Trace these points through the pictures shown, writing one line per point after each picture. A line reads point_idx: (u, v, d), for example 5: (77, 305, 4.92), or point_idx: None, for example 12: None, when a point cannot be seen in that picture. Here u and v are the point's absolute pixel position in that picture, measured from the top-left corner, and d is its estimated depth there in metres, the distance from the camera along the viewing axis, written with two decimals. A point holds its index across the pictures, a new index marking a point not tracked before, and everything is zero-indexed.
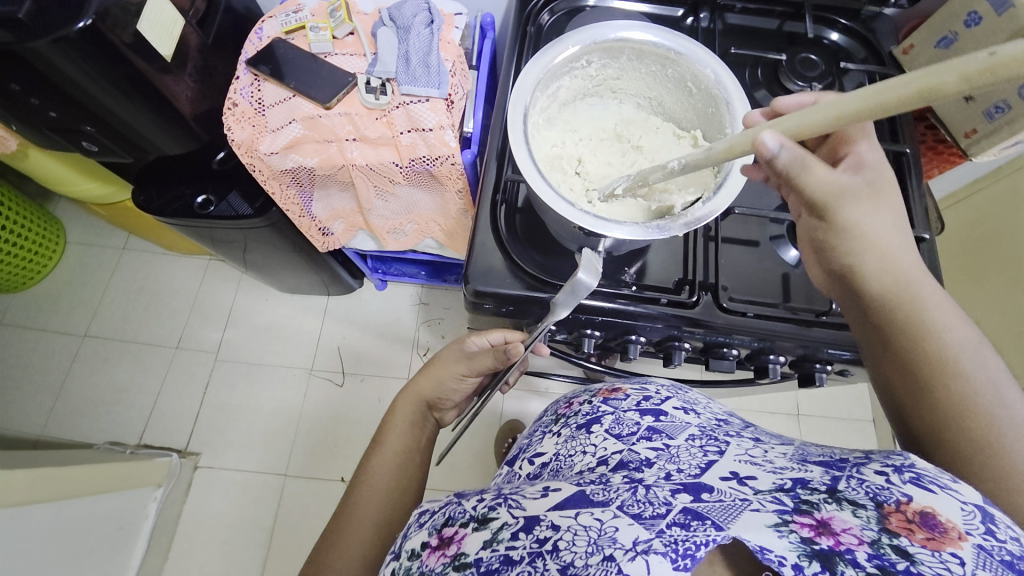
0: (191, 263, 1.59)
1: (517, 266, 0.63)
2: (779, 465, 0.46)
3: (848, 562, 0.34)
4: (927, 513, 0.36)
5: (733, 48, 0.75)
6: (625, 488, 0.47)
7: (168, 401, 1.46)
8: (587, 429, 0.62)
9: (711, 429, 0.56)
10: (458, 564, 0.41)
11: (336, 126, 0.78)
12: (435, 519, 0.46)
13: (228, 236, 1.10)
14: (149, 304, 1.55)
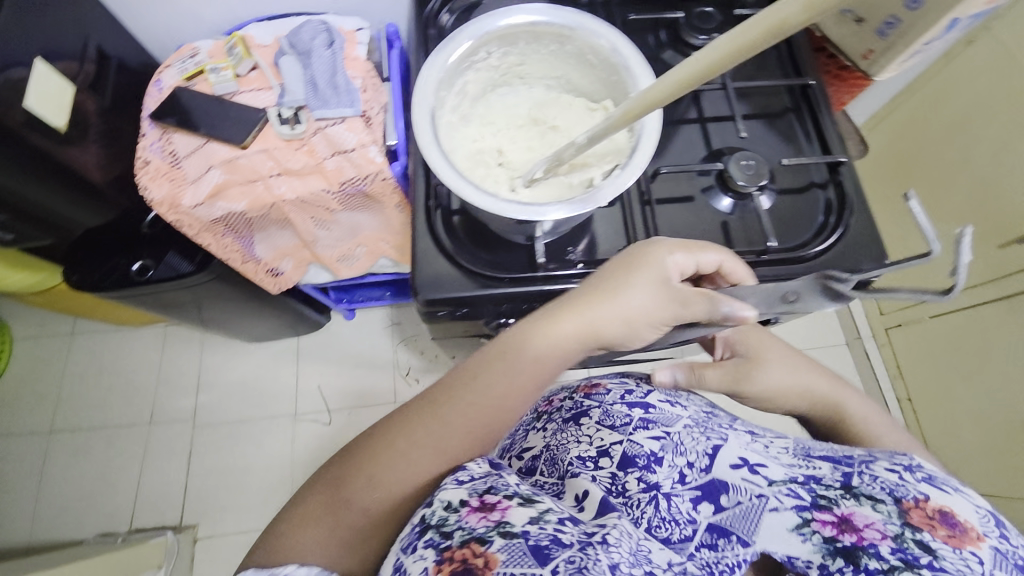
0: (150, 333, 1.53)
1: (465, 268, 0.63)
2: (791, 460, 0.56)
3: (872, 554, 0.46)
4: (947, 513, 0.47)
5: (632, 14, 0.77)
6: (644, 498, 0.55)
7: (153, 479, 1.40)
8: (575, 421, 0.65)
9: (702, 420, 0.63)
10: (504, 530, 0.44)
11: (257, 164, 0.76)
12: (477, 483, 0.49)
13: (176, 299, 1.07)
14: (114, 384, 1.48)
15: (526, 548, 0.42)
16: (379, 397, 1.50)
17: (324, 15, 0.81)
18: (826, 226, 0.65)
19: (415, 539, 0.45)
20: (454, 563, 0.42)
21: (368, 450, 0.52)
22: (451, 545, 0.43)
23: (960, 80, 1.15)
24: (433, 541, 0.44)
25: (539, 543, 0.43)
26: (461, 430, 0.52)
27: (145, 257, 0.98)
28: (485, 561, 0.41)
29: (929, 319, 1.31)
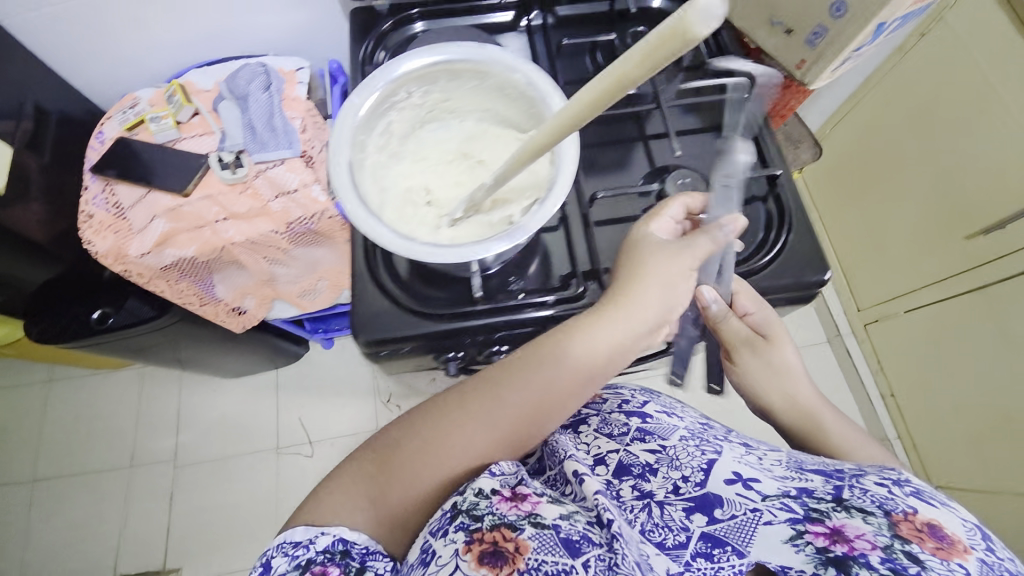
0: (128, 374, 1.52)
1: (406, 305, 0.62)
2: (782, 474, 0.56)
3: (862, 564, 0.45)
4: (934, 525, 0.46)
5: (567, 39, 0.77)
6: (641, 504, 0.58)
7: (135, 523, 1.39)
8: (576, 429, 0.71)
9: (698, 431, 0.65)
10: (535, 521, 0.49)
11: (202, 210, 0.76)
12: (508, 479, 0.54)
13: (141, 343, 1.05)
14: (94, 429, 1.47)
15: (557, 540, 0.47)
16: (361, 425, 1.49)
17: (264, 56, 0.81)
18: (765, 243, 0.66)
19: (445, 523, 0.50)
20: (484, 544, 0.46)
21: (424, 418, 0.57)
22: (480, 528, 0.48)
23: (914, 75, 1.15)
24: (464, 524, 0.49)
25: (570, 536, 0.47)
26: (511, 415, 0.55)
27: (105, 304, 0.96)
28: (515, 547, 0.46)
29: (903, 313, 1.31)
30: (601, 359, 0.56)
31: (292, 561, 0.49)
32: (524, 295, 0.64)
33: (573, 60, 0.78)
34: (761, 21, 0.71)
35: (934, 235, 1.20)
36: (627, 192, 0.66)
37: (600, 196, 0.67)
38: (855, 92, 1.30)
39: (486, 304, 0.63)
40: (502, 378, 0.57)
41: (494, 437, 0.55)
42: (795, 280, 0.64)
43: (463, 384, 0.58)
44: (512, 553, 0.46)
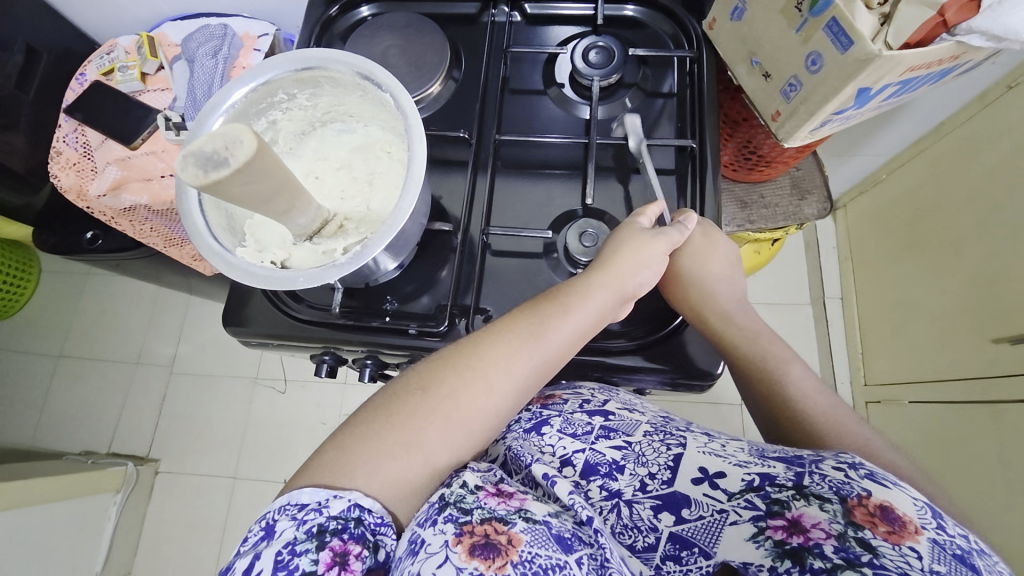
0: (149, 285, 1.69)
1: (280, 302, 0.64)
2: (743, 459, 0.50)
3: (816, 555, 0.42)
4: (886, 507, 0.41)
5: (514, 44, 0.70)
6: (615, 505, 0.51)
7: (132, 413, 1.59)
8: (536, 431, 0.58)
9: (661, 425, 0.58)
10: (525, 515, 0.45)
11: (149, 165, 0.81)
12: (487, 475, 0.51)
13: (130, 266, 1.15)
14: (115, 326, 1.66)
15: (549, 535, 0.44)
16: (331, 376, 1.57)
17: (233, 18, 0.82)
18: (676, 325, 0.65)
19: (433, 513, 0.45)
20: (475, 536, 0.43)
21: (443, 371, 0.52)
22: (471, 520, 0.44)
23: (992, 131, 0.95)
24: (453, 516, 0.45)
25: (561, 532, 0.44)
26: (513, 378, 0.52)
27: (95, 226, 1.02)
28: (508, 538, 0.43)
29: (908, 403, 1.14)
30: (592, 319, 0.56)
31: (301, 527, 0.43)
32: (393, 313, 0.63)
33: (528, 65, 0.71)
34: (740, 57, 0.61)
35: (970, 321, 1.01)
36: (521, 232, 0.62)
37: (492, 232, 0.63)
38: (923, 137, 1.10)
39: (345, 320, 0.62)
40: (488, 345, 0.53)
41: (489, 405, 0.51)
42: (696, 368, 0.63)
43: (462, 341, 0.55)
44: (505, 546, 0.42)
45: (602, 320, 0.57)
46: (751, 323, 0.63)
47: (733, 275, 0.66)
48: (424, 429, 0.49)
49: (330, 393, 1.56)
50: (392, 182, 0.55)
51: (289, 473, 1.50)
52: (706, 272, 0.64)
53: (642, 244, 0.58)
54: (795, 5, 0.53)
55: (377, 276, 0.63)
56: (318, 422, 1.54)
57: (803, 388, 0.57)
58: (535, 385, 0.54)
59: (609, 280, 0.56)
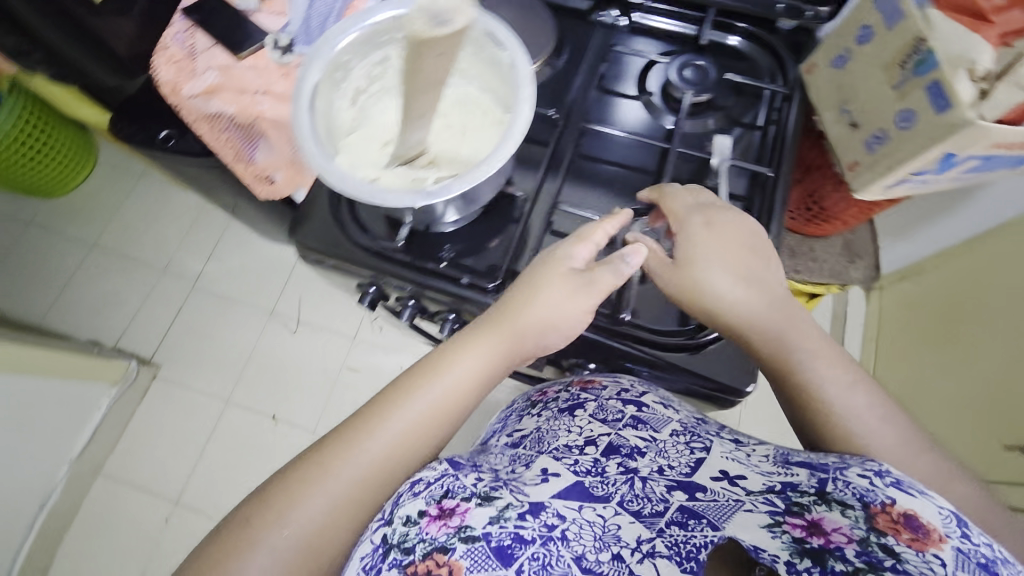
0: (191, 201, 1.74)
1: (340, 221, 0.66)
2: (767, 469, 0.62)
3: (837, 557, 0.51)
4: (911, 516, 0.49)
5: (617, 45, 0.74)
6: (627, 479, 0.65)
7: (146, 316, 1.63)
8: (570, 412, 0.75)
9: (691, 426, 0.72)
10: (464, 535, 0.55)
11: (247, 78, 0.87)
12: (433, 491, 0.58)
13: (191, 173, 1.19)
14: (151, 231, 1.72)
15: (489, 551, 0.54)
16: (342, 328, 1.60)
17: None
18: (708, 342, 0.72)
19: (378, 560, 0.54)
20: (419, 569, 0.52)
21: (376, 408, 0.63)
22: (414, 559, 0.53)
23: None
24: (396, 559, 0.53)
25: (501, 543, 0.55)
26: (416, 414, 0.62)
27: (172, 127, 1.06)
28: (448, 568, 0.52)
29: None
30: (489, 362, 0.64)
31: None
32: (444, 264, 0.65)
33: (625, 68, 0.74)
34: (832, 103, 0.70)
35: (985, 425, 1.01)
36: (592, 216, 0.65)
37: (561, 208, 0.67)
38: (977, 237, 1.11)
39: (399, 256, 0.65)
40: (406, 387, 0.63)
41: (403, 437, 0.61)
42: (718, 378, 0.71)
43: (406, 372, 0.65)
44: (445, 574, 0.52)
45: (497, 369, 0.64)
46: (792, 328, 0.65)
47: (764, 264, 0.65)
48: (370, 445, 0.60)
49: (338, 344, 1.58)
50: (484, 138, 0.58)
51: (278, 411, 1.51)
52: (723, 276, 0.63)
53: (553, 280, 0.61)
54: (899, 63, 0.61)
55: (436, 223, 0.65)
56: (320, 368, 1.56)
57: (837, 394, 0.62)
58: (437, 423, 0.62)
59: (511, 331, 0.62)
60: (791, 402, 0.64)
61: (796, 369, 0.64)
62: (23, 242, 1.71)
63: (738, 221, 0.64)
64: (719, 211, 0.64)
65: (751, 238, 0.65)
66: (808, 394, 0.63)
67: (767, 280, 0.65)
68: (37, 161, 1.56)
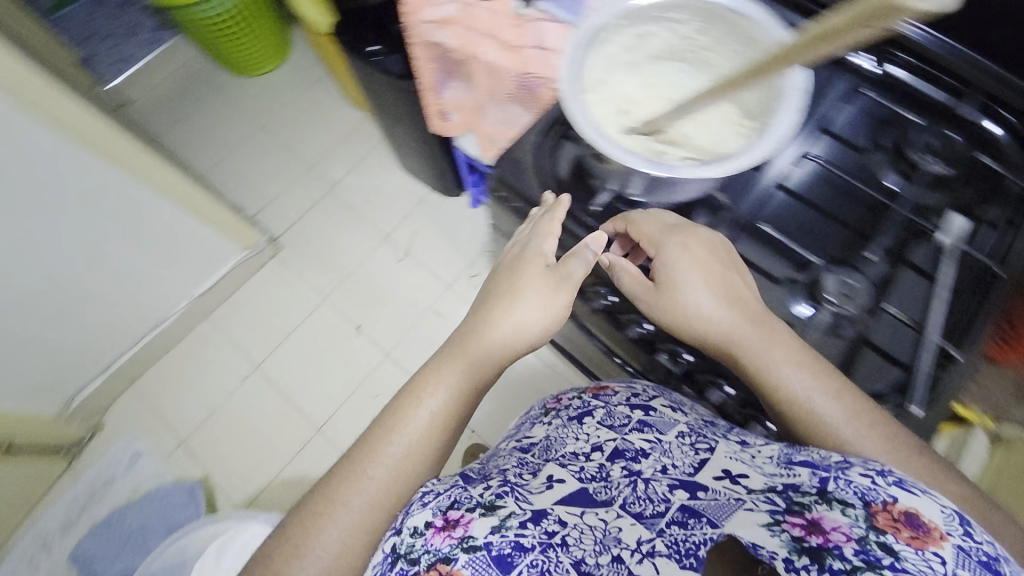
0: (354, 115, 1.90)
1: (538, 160, 0.77)
2: (771, 471, 0.59)
3: (835, 556, 0.47)
4: (911, 514, 0.49)
5: (862, 87, 0.75)
6: (630, 483, 0.64)
7: (284, 200, 1.80)
8: (580, 419, 0.78)
9: (697, 428, 0.71)
10: (467, 544, 0.56)
11: (480, 18, 0.89)
12: (441, 502, 0.62)
13: (375, 90, 1.30)
14: (313, 130, 1.89)
15: (489, 559, 0.54)
16: (442, 272, 1.67)
17: None
18: None
19: (389, 565, 0.58)
20: None
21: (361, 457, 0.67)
22: (420, 568, 0.56)
23: None
24: (404, 566, 0.57)
25: (501, 552, 0.55)
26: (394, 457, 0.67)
27: (381, 44, 1.17)
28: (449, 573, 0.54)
29: None
30: (456, 393, 0.72)
31: None
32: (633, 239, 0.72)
33: (864, 117, 0.74)
34: None
35: None
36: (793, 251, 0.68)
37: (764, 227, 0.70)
38: None
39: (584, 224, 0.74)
40: (381, 433, 0.69)
41: (384, 471, 0.66)
42: None
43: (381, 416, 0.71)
44: None
45: (466, 396, 0.73)
46: (763, 339, 0.64)
47: (734, 276, 0.67)
48: (363, 476, 0.65)
49: (433, 285, 1.66)
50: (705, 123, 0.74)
51: (363, 323, 1.62)
52: (701, 290, 0.66)
53: (534, 282, 0.71)
54: None
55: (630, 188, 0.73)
56: (411, 300, 1.65)
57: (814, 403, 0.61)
58: (412, 451, 0.68)
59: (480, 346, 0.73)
60: (780, 415, 0.65)
61: (771, 377, 0.63)
62: (211, 104, 1.94)
63: (710, 240, 0.68)
64: (692, 229, 0.68)
65: (724, 254, 0.68)
66: (783, 402, 0.63)
67: (742, 292, 0.66)
68: (245, 40, 1.79)
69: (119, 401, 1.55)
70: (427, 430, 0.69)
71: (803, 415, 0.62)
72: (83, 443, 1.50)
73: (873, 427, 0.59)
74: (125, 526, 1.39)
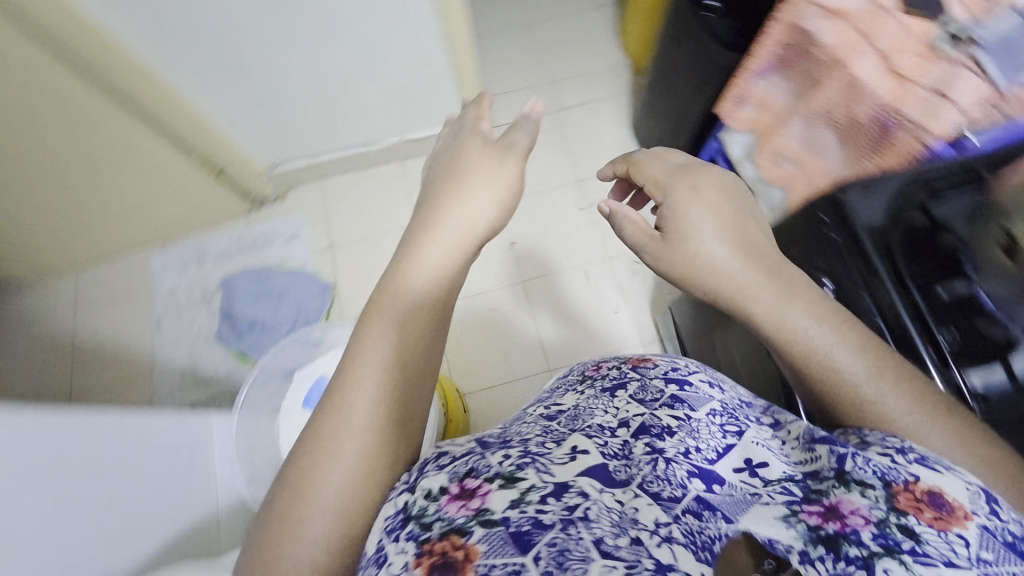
0: (619, 53, 1.75)
1: (901, 192, 0.70)
2: (792, 462, 0.52)
3: (852, 542, 0.41)
4: (935, 495, 0.43)
5: None
6: (652, 465, 0.52)
7: (508, 96, 1.72)
8: (611, 391, 0.65)
9: (731, 407, 0.60)
10: (482, 519, 0.43)
11: (884, 32, 0.77)
12: (457, 466, 0.48)
13: (669, 43, 1.22)
14: (574, 45, 1.77)
15: (507, 536, 0.42)
16: (609, 244, 1.61)
17: None
18: None
19: (396, 527, 0.46)
20: (432, 555, 0.42)
21: (320, 436, 0.51)
22: (431, 538, 0.43)
23: None
24: (412, 533, 0.44)
25: (520, 529, 0.42)
26: (357, 421, 0.52)
27: (721, 4, 1.08)
28: (464, 555, 0.41)
29: None
30: (410, 319, 0.59)
31: None
32: (943, 337, 0.62)
33: None
34: None
35: None
36: None
37: None
38: None
39: (896, 288, 0.65)
40: (333, 409, 0.52)
41: (355, 433, 0.51)
42: None
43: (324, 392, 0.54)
44: (461, 563, 0.41)
45: (426, 318, 0.60)
46: (761, 277, 0.60)
47: (750, 222, 0.65)
48: (332, 448, 0.50)
49: (595, 250, 1.61)
50: None
51: (517, 246, 1.63)
52: (710, 233, 0.64)
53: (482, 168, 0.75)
54: None
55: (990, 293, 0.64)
56: (568, 251, 1.62)
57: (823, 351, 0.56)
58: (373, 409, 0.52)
59: (424, 268, 0.63)
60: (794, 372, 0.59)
61: (789, 334, 0.57)
62: None
63: (720, 183, 0.68)
64: (699, 169, 0.69)
65: (733, 193, 0.67)
66: (799, 358, 0.57)
67: (756, 239, 0.64)
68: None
69: (302, 185, 1.70)
70: (399, 339, 0.57)
71: (812, 363, 0.57)
72: (263, 202, 1.67)
73: (898, 382, 0.54)
74: (265, 287, 1.56)
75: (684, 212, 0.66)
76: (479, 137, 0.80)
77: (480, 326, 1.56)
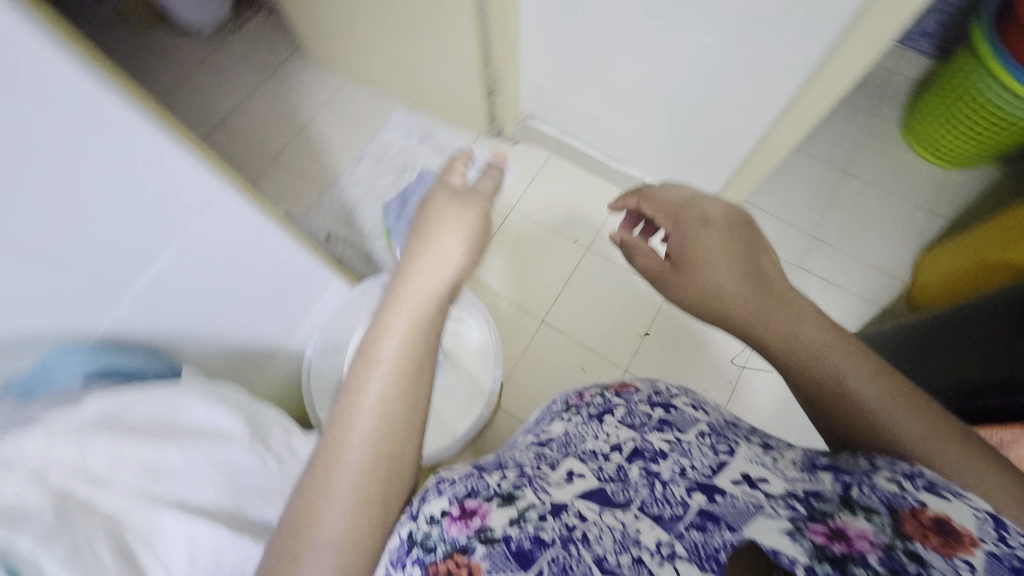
0: (902, 265, 1.49)
1: None
2: (793, 479, 0.48)
3: (862, 566, 0.36)
4: (943, 521, 0.39)
5: None
6: (648, 486, 0.49)
7: (768, 217, 1.56)
8: (598, 418, 0.61)
9: (719, 428, 0.58)
10: (484, 537, 0.42)
11: None
12: (457, 488, 0.47)
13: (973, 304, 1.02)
14: (864, 223, 1.54)
15: (507, 556, 0.40)
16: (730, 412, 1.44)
17: None
18: None
19: (402, 555, 0.44)
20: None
21: (309, 498, 0.49)
22: (433, 561, 0.42)
23: None
24: (416, 558, 0.43)
25: (519, 547, 0.41)
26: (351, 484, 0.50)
27: None
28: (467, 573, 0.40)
29: None
30: (397, 372, 0.55)
31: None
32: None
33: None
34: None
35: None
36: None
37: None
38: None
39: None
40: (326, 468, 0.50)
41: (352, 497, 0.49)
42: None
43: (319, 453, 0.52)
44: None
45: (414, 370, 0.56)
46: (770, 302, 0.63)
47: (760, 253, 0.68)
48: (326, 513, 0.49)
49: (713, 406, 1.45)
50: None
51: (650, 340, 1.52)
52: (722, 262, 0.67)
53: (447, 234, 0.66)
54: None
55: None
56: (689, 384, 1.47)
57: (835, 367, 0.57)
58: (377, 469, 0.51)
59: (390, 339, 0.56)
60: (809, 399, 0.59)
61: (802, 354, 0.59)
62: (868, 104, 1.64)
63: (727, 207, 0.72)
64: (707, 201, 0.74)
65: (743, 227, 0.70)
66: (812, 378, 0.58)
67: (761, 263, 0.67)
68: (933, 120, 1.47)
69: (537, 146, 1.74)
70: (387, 381, 0.54)
71: (810, 363, 0.58)
72: (498, 138, 1.75)
73: (917, 406, 0.52)
74: None
75: (700, 242, 0.70)
76: (449, 185, 0.74)
77: (564, 371, 1.50)
